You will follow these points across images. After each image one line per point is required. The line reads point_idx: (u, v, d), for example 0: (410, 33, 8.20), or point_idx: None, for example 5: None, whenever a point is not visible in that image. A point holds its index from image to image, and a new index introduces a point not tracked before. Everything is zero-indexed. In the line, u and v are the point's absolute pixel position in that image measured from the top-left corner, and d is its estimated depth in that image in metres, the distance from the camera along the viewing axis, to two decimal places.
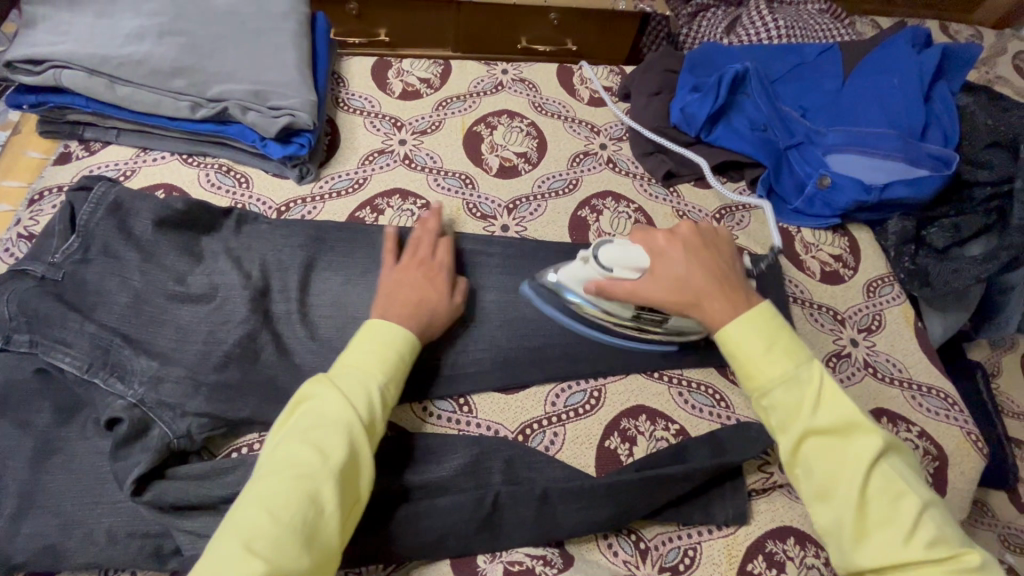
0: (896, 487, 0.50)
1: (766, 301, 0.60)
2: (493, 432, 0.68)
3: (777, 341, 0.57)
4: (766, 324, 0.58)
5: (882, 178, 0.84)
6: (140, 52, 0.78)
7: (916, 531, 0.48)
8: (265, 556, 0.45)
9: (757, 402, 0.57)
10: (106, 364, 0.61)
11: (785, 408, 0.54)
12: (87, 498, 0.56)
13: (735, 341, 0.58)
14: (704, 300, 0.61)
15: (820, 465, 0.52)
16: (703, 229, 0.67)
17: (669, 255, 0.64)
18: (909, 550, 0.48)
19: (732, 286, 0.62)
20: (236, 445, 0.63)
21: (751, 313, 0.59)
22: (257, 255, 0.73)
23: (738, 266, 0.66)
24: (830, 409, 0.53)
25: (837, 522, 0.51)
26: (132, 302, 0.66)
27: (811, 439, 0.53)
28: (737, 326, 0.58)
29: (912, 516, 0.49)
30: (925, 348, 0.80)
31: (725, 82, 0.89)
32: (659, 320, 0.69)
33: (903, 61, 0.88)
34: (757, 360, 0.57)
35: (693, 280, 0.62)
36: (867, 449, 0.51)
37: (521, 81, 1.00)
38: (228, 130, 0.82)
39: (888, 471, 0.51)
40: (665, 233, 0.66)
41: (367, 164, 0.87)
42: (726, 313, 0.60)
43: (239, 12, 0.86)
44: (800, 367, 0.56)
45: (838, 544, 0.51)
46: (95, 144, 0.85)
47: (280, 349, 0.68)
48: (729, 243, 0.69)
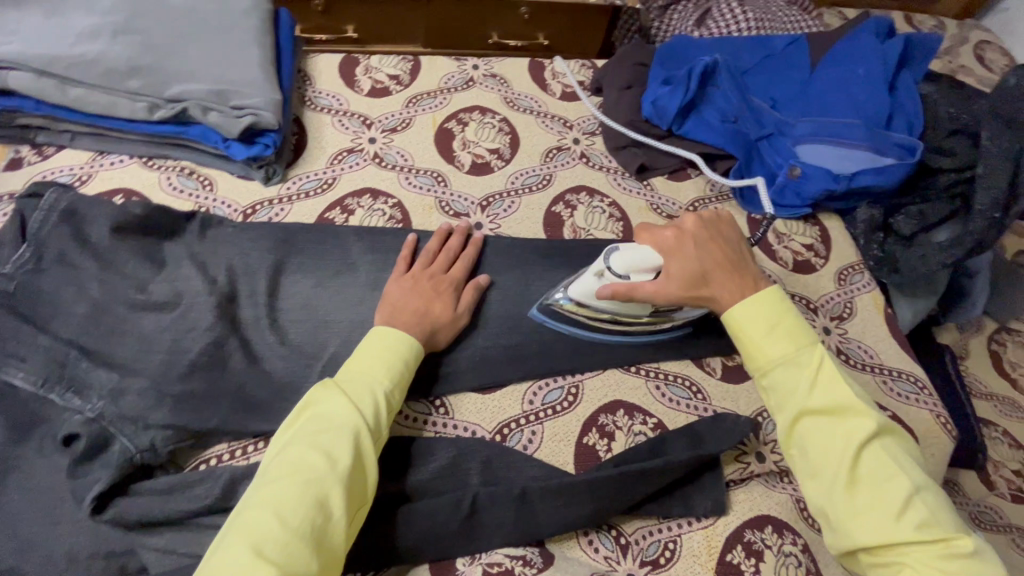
0: (887, 468, 0.51)
1: (776, 285, 0.62)
2: (470, 432, 0.67)
3: (779, 323, 0.59)
4: (770, 307, 0.60)
5: (849, 167, 0.85)
6: (93, 51, 0.75)
7: (906, 512, 0.49)
8: (277, 563, 0.44)
9: (759, 382, 0.59)
10: (63, 379, 0.59)
11: (784, 389, 0.56)
12: (45, 520, 0.53)
13: (741, 325, 0.60)
14: (717, 288, 0.63)
15: (814, 444, 0.54)
16: (711, 220, 0.68)
17: (681, 250, 0.65)
18: (898, 531, 0.48)
19: (743, 274, 0.64)
20: (204, 457, 0.61)
21: (757, 297, 0.60)
22: (222, 259, 0.71)
23: (748, 252, 0.68)
24: (827, 390, 0.55)
25: (828, 501, 0.52)
26: (90, 312, 0.64)
27: (808, 419, 0.54)
28: (743, 308, 0.60)
29: (903, 499, 0.49)
30: (895, 334, 0.81)
31: (695, 75, 0.90)
32: (671, 311, 0.70)
33: (868, 50, 0.90)
34: (758, 341, 0.59)
35: (707, 272, 0.64)
36: (860, 431, 0.52)
37: (493, 77, 0.99)
38: (189, 131, 0.79)
39: (882, 452, 0.52)
40: (672, 230, 0.67)
41: (336, 164, 0.85)
42: (738, 300, 0.62)
43: (198, 9, 0.83)
44: (800, 349, 0.57)
45: (829, 523, 0.52)
46: (49, 148, 0.81)
47: (248, 356, 0.66)
48: (736, 231, 0.70)
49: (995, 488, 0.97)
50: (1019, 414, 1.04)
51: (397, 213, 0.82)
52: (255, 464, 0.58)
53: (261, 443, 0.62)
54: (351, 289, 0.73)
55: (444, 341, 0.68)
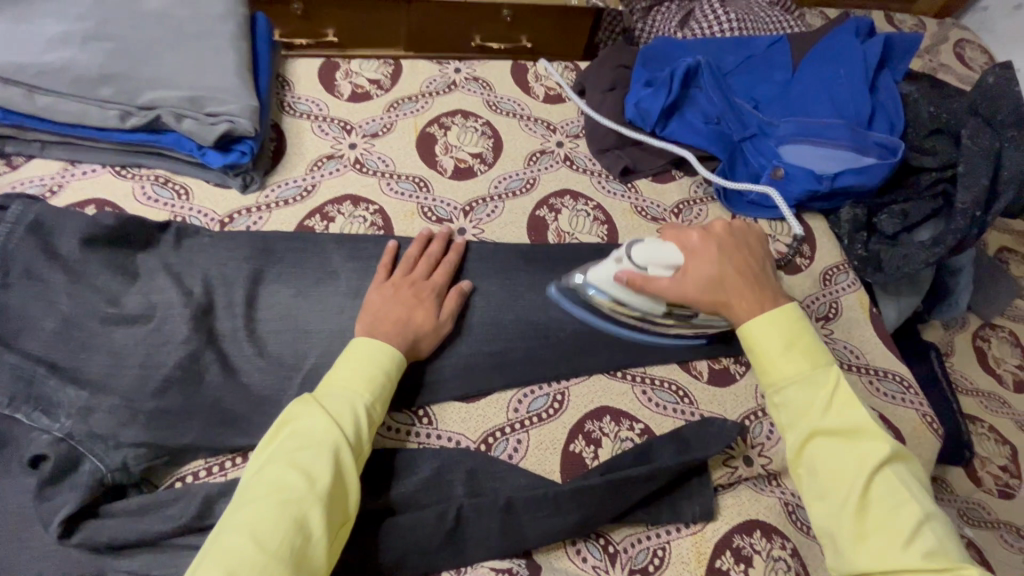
0: (897, 494, 0.50)
1: (794, 304, 0.62)
2: (454, 443, 0.66)
3: (796, 343, 0.58)
4: (789, 328, 0.59)
5: (832, 167, 0.85)
6: (62, 59, 0.73)
7: (915, 539, 0.47)
8: None
9: (770, 400, 0.58)
10: (30, 398, 0.57)
11: (796, 407, 0.55)
12: (12, 544, 0.51)
13: (758, 343, 0.59)
14: (734, 300, 0.63)
15: (823, 465, 0.52)
16: (737, 229, 0.69)
17: (703, 256, 0.65)
18: (905, 557, 0.47)
19: (761, 287, 0.64)
20: (180, 475, 0.59)
21: (774, 316, 0.60)
22: (198, 270, 0.69)
23: (767, 266, 0.68)
24: (841, 413, 0.54)
25: (834, 523, 0.51)
26: (60, 327, 0.62)
27: (819, 439, 0.53)
28: (760, 325, 0.60)
29: (911, 525, 0.48)
30: (880, 334, 0.81)
31: (677, 76, 0.90)
32: (688, 315, 0.71)
33: (848, 50, 0.90)
34: (774, 360, 0.58)
35: (726, 280, 0.63)
36: (872, 453, 0.51)
37: (475, 80, 0.98)
38: (164, 139, 0.78)
39: (893, 479, 0.51)
40: (699, 232, 0.67)
41: (316, 170, 0.84)
42: (753, 313, 0.61)
43: (172, 14, 0.81)
44: (817, 370, 0.57)
45: (834, 546, 0.51)
46: (18, 158, 0.79)
47: (225, 369, 0.64)
48: (759, 244, 0.70)
49: (982, 484, 0.98)
50: (1005, 410, 1.05)
51: (378, 220, 0.81)
52: (232, 481, 0.57)
53: (239, 459, 0.60)
54: (331, 298, 0.72)
55: (427, 350, 0.67)
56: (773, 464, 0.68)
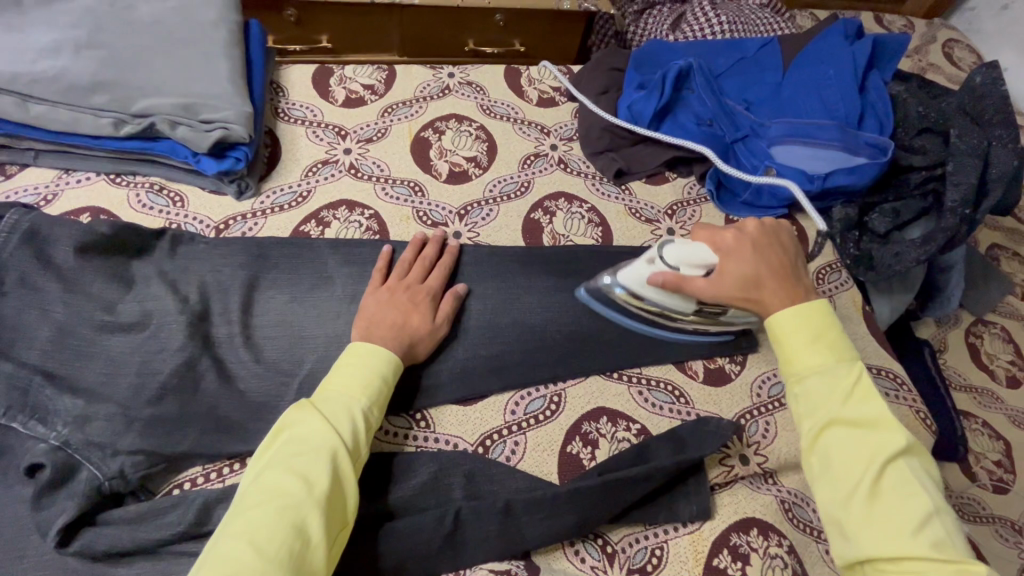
0: (910, 486, 0.49)
1: (822, 299, 0.62)
2: (452, 445, 0.66)
3: (822, 335, 0.59)
4: (816, 320, 0.60)
5: (824, 167, 0.86)
6: (55, 68, 0.73)
7: (925, 530, 0.47)
8: None
9: (791, 390, 0.58)
10: (25, 407, 0.56)
11: (816, 396, 0.56)
12: (8, 555, 0.51)
13: (783, 331, 0.60)
14: (765, 296, 0.63)
15: (837, 453, 0.53)
16: (771, 227, 0.69)
17: (738, 253, 0.65)
18: (913, 545, 0.46)
19: (793, 284, 0.64)
20: (177, 482, 0.59)
21: (806, 309, 0.60)
22: (194, 276, 0.70)
23: (802, 265, 0.68)
24: (860, 404, 0.54)
25: (843, 508, 0.51)
26: (55, 336, 0.62)
27: (836, 427, 0.54)
28: (787, 316, 0.61)
29: (921, 514, 0.48)
30: (873, 331, 0.82)
31: (669, 79, 0.91)
32: (718, 313, 0.71)
33: (837, 52, 0.91)
34: (797, 349, 0.59)
35: (759, 277, 0.64)
36: (888, 443, 0.51)
37: (469, 84, 0.98)
38: (158, 147, 0.78)
39: (908, 471, 0.50)
40: (733, 232, 0.67)
41: (311, 176, 0.84)
42: (784, 307, 0.62)
43: (166, 23, 0.82)
44: (841, 363, 0.57)
45: (842, 532, 0.51)
46: (11, 167, 0.79)
47: (222, 375, 0.64)
48: (793, 242, 0.70)
49: (978, 479, 0.98)
50: (999, 406, 1.05)
51: (374, 224, 0.81)
52: (230, 487, 0.57)
53: (237, 465, 0.60)
54: (327, 303, 0.72)
55: (423, 354, 0.67)
56: (769, 462, 0.69)
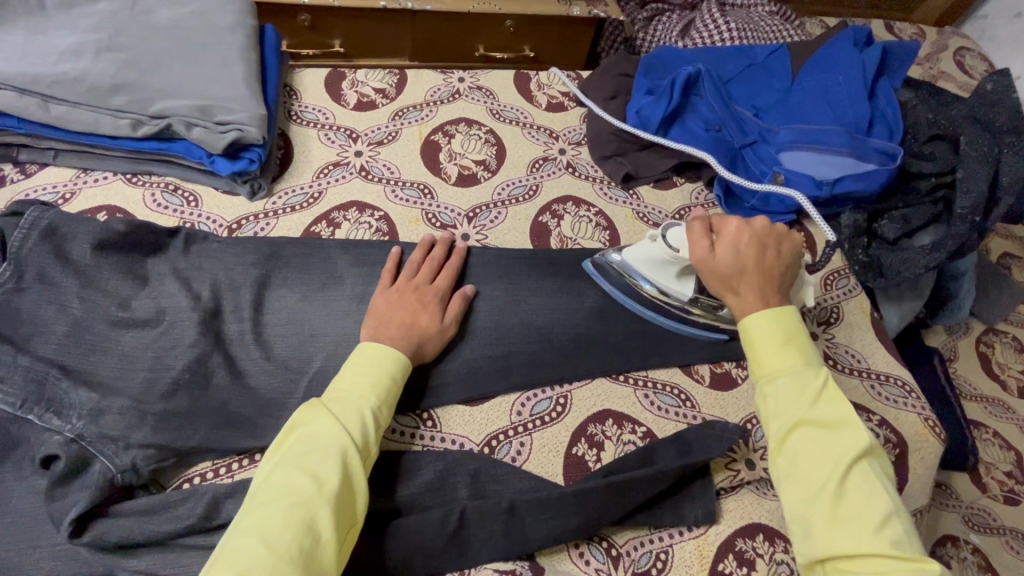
0: (872, 487, 0.50)
1: (795, 309, 0.61)
2: (458, 445, 0.66)
3: (793, 338, 0.59)
4: (788, 324, 0.60)
5: (832, 174, 0.86)
6: (76, 69, 0.75)
7: (885, 528, 0.48)
8: None
9: (761, 390, 0.58)
10: (41, 400, 0.58)
11: (788, 396, 0.55)
12: (23, 543, 0.52)
13: (754, 333, 0.60)
14: (742, 288, 0.63)
15: (804, 454, 0.52)
16: (777, 231, 0.67)
17: (732, 242, 0.65)
18: (874, 544, 0.47)
19: (774, 288, 0.63)
20: (188, 476, 0.60)
21: (778, 312, 0.60)
22: (207, 275, 0.71)
23: (791, 275, 0.66)
24: (829, 406, 0.54)
25: (809, 508, 0.50)
26: (71, 331, 0.63)
27: (804, 428, 0.53)
28: (761, 316, 0.60)
29: (883, 514, 0.48)
30: (882, 338, 0.81)
31: (678, 84, 0.92)
32: (717, 308, 0.74)
33: (846, 58, 0.91)
34: (769, 350, 0.58)
35: (744, 269, 0.63)
36: (853, 444, 0.51)
37: (479, 89, 0.99)
38: (173, 147, 0.79)
39: (870, 472, 0.51)
40: (739, 222, 0.66)
41: (322, 177, 0.85)
42: (756, 305, 0.61)
43: (183, 27, 0.84)
44: (810, 366, 0.57)
45: (804, 532, 0.51)
46: (31, 166, 0.81)
47: (233, 372, 0.65)
48: (795, 255, 0.67)
49: (988, 490, 0.97)
50: (1009, 416, 1.04)
51: (383, 226, 0.82)
52: (238, 482, 0.58)
53: (246, 460, 0.61)
54: (337, 302, 0.73)
55: (432, 353, 0.68)
56: None
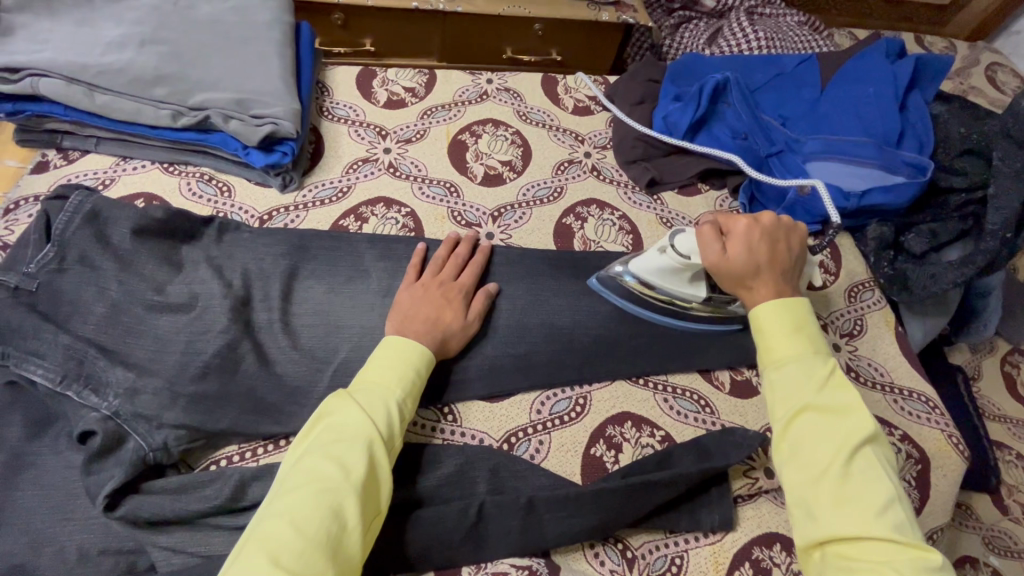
0: (877, 472, 0.50)
1: (805, 299, 0.63)
2: (478, 440, 0.67)
3: (801, 327, 0.60)
4: (798, 315, 0.61)
5: (860, 185, 0.86)
6: (121, 60, 0.78)
7: (887, 512, 0.48)
8: (291, 569, 0.44)
9: (769, 376, 0.58)
10: (80, 377, 0.60)
11: (796, 382, 0.56)
12: (59, 515, 0.54)
13: (765, 321, 0.61)
14: (757, 285, 0.64)
15: (810, 437, 0.53)
16: (786, 225, 0.68)
17: (742, 240, 0.65)
18: (875, 526, 0.47)
19: (787, 281, 0.65)
20: (215, 458, 0.62)
21: (787, 303, 0.62)
22: (238, 263, 0.72)
23: (800, 267, 0.68)
24: (835, 393, 0.55)
25: (812, 489, 0.50)
26: (109, 312, 0.65)
27: (810, 412, 0.54)
28: (770, 308, 0.61)
29: (886, 498, 0.48)
30: (906, 352, 0.81)
31: (706, 91, 0.92)
32: (725, 302, 0.75)
33: (877, 69, 0.91)
34: (780, 337, 0.59)
35: (757, 266, 0.64)
36: (859, 429, 0.52)
37: (507, 90, 1.00)
38: (210, 138, 0.81)
39: (875, 458, 0.51)
40: (748, 220, 0.67)
41: (351, 173, 0.87)
42: (770, 299, 0.63)
43: (223, 22, 0.86)
44: (818, 354, 0.58)
45: (806, 515, 0.50)
46: (74, 152, 0.83)
47: (261, 359, 0.67)
48: (803, 246, 0.69)
49: (1010, 513, 0.95)
50: None
51: (410, 222, 0.83)
52: (264, 466, 0.59)
53: (271, 445, 0.63)
54: (362, 295, 0.74)
55: (456, 348, 0.69)
56: None
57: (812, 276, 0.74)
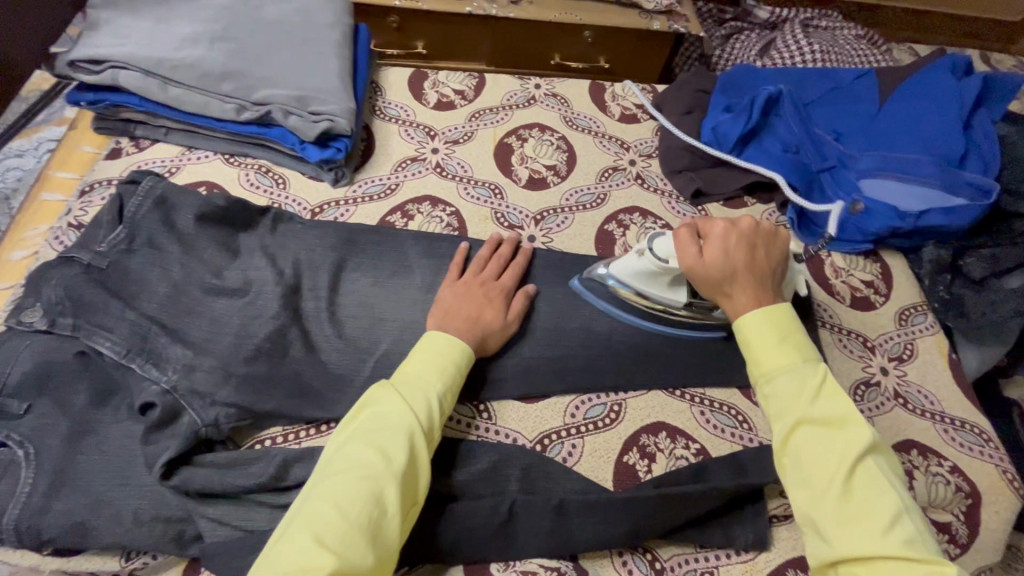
0: (880, 485, 0.48)
1: (786, 305, 0.60)
2: (511, 439, 0.68)
3: (789, 335, 0.57)
4: (783, 320, 0.58)
5: (916, 205, 0.83)
6: (193, 56, 0.82)
7: (896, 526, 0.46)
8: (333, 550, 0.45)
9: (760, 389, 0.56)
10: (143, 352, 0.63)
11: (787, 395, 0.54)
12: (116, 480, 0.57)
13: (750, 331, 0.58)
14: (735, 292, 0.61)
15: (807, 454, 0.51)
16: (765, 229, 0.64)
17: (720, 243, 0.63)
18: (885, 543, 0.45)
19: (768, 287, 0.62)
20: (260, 438, 0.64)
21: (771, 310, 0.59)
22: (291, 253, 0.75)
23: (781, 273, 0.65)
24: (829, 403, 0.52)
25: (817, 508, 0.49)
26: (171, 293, 0.69)
27: (806, 427, 0.52)
28: (754, 316, 0.58)
29: (892, 511, 0.47)
30: (959, 381, 0.77)
31: (757, 104, 0.91)
32: (709, 309, 0.73)
33: (941, 87, 0.88)
34: (767, 348, 0.57)
35: (734, 272, 0.61)
36: (857, 441, 0.50)
37: (554, 96, 1.01)
38: (270, 132, 0.85)
39: (877, 469, 0.49)
40: (724, 223, 0.64)
41: (400, 171, 0.89)
42: (751, 308, 0.60)
43: (288, 22, 0.90)
44: (808, 362, 0.56)
45: (815, 535, 0.49)
46: (144, 141, 0.88)
47: (308, 345, 0.69)
48: (783, 250, 0.66)
49: None
50: None
51: (454, 221, 0.85)
52: (306, 449, 0.61)
53: (313, 429, 0.65)
54: (406, 290, 0.76)
55: (494, 347, 0.70)
56: None
57: (796, 282, 0.70)
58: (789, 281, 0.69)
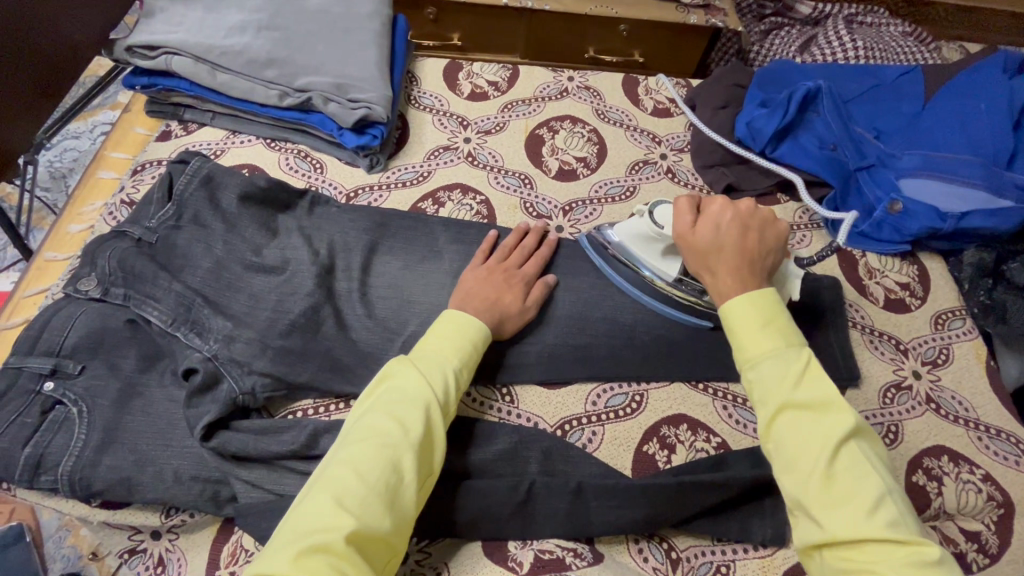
0: (862, 467, 0.48)
1: (772, 290, 0.59)
2: (533, 423, 0.69)
3: (773, 320, 0.56)
4: (769, 304, 0.57)
5: (957, 206, 0.80)
6: (240, 43, 0.86)
7: (880, 509, 0.46)
8: (354, 513, 0.48)
9: (744, 375, 0.55)
10: (187, 321, 0.67)
11: (770, 381, 0.53)
12: (160, 440, 0.61)
13: (734, 316, 0.57)
14: (717, 268, 0.61)
15: (791, 439, 0.50)
16: (764, 214, 0.64)
17: (715, 220, 0.64)
18: (870, 526, 0.45)
19: (754, 271, 0.61)
20: (293, 409, 0.68)
21: (757, 294, 0.57)
22: (326, 235, 0.78)
23: (774, 259, 0.64)
24: (813, 387, 0.51)
25: (802, 493, 0.48)
26: (213, 268, 0.72)
27: (790, 412, 0.51)
28: (741, 300, 0.57)
29: (875, 494, 0.46)
30: (997, 388, 0.75)
31: (795, 99, 0.88)
32: (699, 292, 0.73)
33: (990, 85, 0.85)
34: (751, 333, 0.56)
35: (721, 247, 0.62)
36: (840, 426, 0.49)
37: (587, 89, 1.02)
38: (310, 118, 0.88)
39: (859, 453, 0.49)
40: (724, 202, 0.65)
41: (432, 159, 0.91)
42: (733, 288, 0.59)
43: (329, 12, 0.93)
44: (792, 347, 0.54)
45: (802, 520, 0.49)
46: (192, 125, 0.92)
47: (340, 324, 0.72)
48: (780, 238, 0.65)
49: None
50: None
51: (483, 209, 0.87)
52: (336, 422, 0.64)
53: (342, 404, 0.68)
54: (435, 274, 0.78)
55: (511, 330, 0.71)
56: None
57: (790, 284, 0.68)
58: (780, 279, 0.68)
